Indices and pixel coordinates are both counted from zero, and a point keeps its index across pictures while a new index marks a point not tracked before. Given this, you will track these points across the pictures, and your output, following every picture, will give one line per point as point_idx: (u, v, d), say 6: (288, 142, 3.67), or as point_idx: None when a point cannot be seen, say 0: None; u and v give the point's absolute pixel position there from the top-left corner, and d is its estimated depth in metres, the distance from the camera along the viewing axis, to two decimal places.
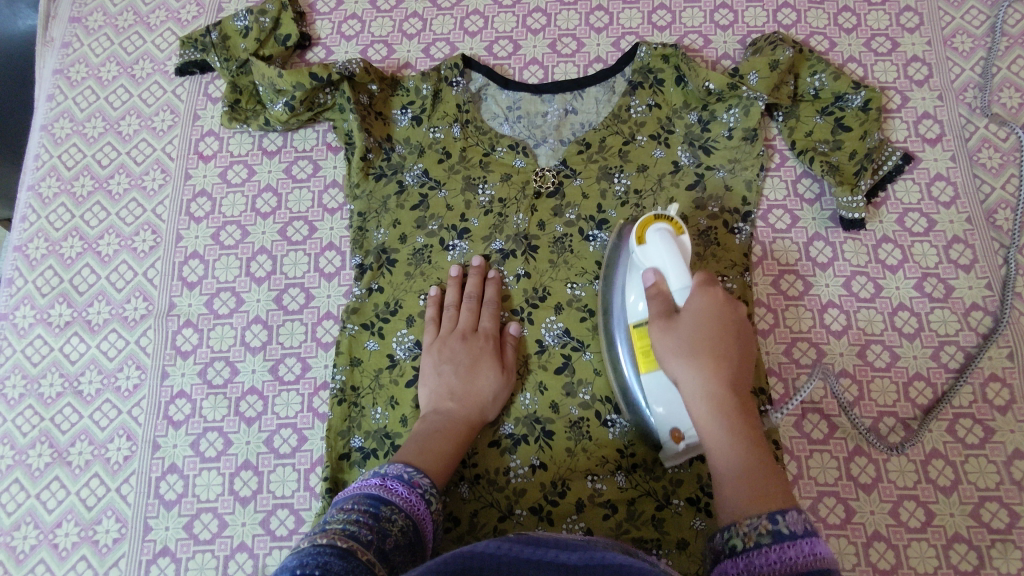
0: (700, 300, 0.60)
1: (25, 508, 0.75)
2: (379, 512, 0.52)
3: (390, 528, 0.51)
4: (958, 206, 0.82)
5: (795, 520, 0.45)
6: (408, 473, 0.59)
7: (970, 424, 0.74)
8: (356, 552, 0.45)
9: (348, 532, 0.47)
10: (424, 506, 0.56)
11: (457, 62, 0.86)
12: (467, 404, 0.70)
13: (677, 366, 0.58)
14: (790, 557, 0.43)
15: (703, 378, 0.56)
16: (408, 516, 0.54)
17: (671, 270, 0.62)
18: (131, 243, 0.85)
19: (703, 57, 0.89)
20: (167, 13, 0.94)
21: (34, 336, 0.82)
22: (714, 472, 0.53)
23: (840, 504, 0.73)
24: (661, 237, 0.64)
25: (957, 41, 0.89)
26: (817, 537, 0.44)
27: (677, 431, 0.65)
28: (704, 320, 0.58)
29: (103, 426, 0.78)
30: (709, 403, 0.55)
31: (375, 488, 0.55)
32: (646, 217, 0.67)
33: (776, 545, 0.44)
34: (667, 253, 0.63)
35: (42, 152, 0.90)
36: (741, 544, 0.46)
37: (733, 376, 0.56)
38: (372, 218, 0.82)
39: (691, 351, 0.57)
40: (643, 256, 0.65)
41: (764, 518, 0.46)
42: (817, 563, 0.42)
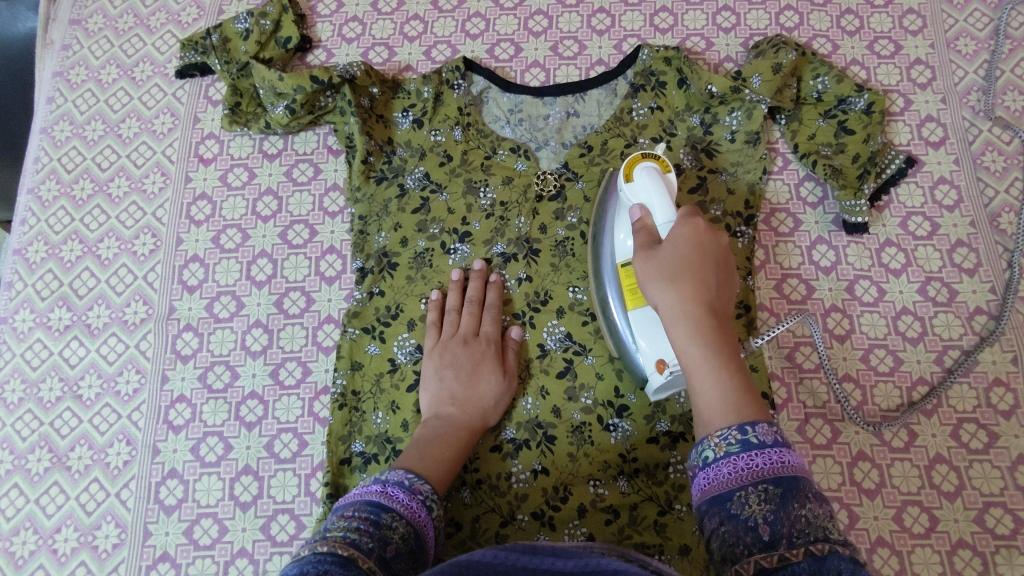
0: (682, 228, 0.58)
1: (24, 513, 0.75)
2: (380, 519, 0.51)
3: (391, 536, 0.50)
4: (962, 209, 0.81)
5: (764, 431, 0.45)
6: (409, 479, 0.58)
7: (974, 429, 0.74)
8: (356, 560, 0.45)
9: (348, 539, 0.47)
10: (425, 513, 0.56)
11: (459, 64, 0.85)
12: (468, 408, 0.70)
13: (657, 292, 0.54)
14: (757, 468, 0.43)
15: (681, 298, 0.53)
16: (409, 523, 0.53)
17: (657, 202, 0.62)
18: (131, 247, 0.84)
19: (705, 60, 0.89)
20: (167, 16, 0.94)
21: (34, 340, 0.81)
22: (692, 393, 0.50)
23: (844, 509, 0.72)
24: (648, 174, 0.64)
25: (961, 44, 0.88)
26: (786, 446, 0.44)
27: (662, 362, 0.63)
28: (685, 245, 0.56)
29: (102, 430, 0.77)
30: (688, 323, 0.51)
31: (376, 495, 0.54)
32: (633, 156, 0.67)
33: (744, 453, 0.44)
34: (653, 189, 0.63)
35: (42, 155, 0.89)
36: (713, 454, 0.46)
37: (713, 298, 0.53)
38: (373, 221, 0.82)
39: (670, 274, 0.54)
40: (631, 193, 0.66)
41: (734, 429, 0.46)
42: (782, 470, 0.43)
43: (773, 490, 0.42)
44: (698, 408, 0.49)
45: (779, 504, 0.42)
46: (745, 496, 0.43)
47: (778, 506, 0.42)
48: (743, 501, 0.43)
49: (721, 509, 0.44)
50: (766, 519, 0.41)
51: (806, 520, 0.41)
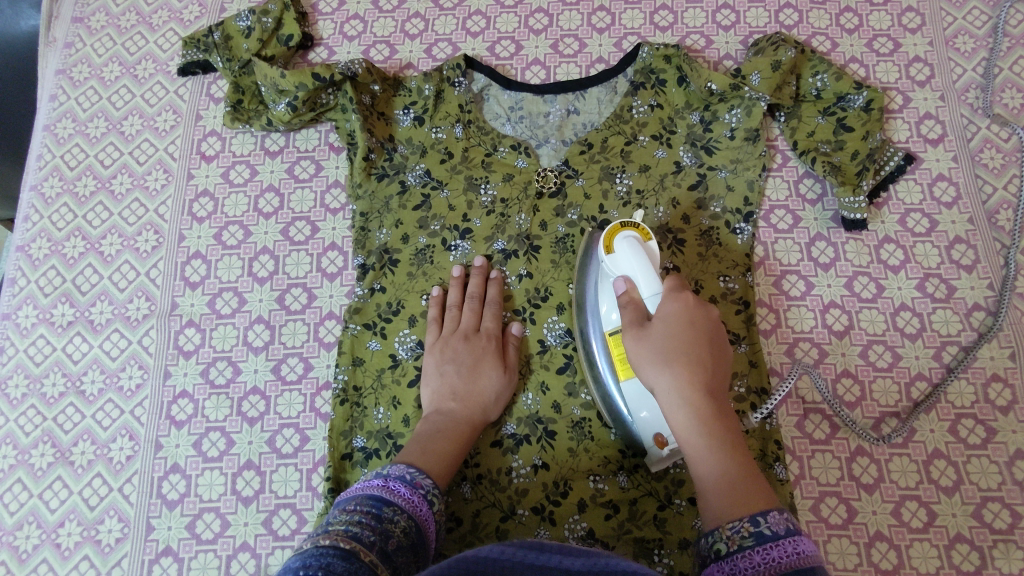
0: (671, 303, 0.59)
1: (28, 508, 0.75)
2: (381, 513, 0.52)
3: (392, 529, 0.51)
4: (960, 206, 0.82)
5: (775, 521, 0.46)
6: (410, 474, 0.59)
7: (972, 424, 0.74)
8: (358, 553, 0.45)
9: (350, 532, 0.47)
10: (426, 508, 0.56)
11: (459, 62, 0.86)
12: (469, 404, 0.70)
13: (653, 373, 0.56)
14: (774, 558, 0.43)
15: (680, 383, 0.54)
16: (410, 517, 0.54)
17: (641, 275, 0.62)
18: (133, 243, 0.85)
19: (705, 58, 0.89)
20: (169, 14, 0.94)
21: (37, 336, 0.82)
22: (697, 480, 0.52)
23: (842, 504, 0.73)
24: (629, 244, 0.63)
25: (959, 42, 0.89)
26: (799, 534, 0.45)
27: (660, 437, 0.64)
28: (678, 324, 0.57)
29: (105, 426, 0.78)
30: (688, 409, 0.53)
31: (378, 489, 0.55)
32: (612, 225, 0.67)
33: (759, 546, 0.45)
34: (636, 262, 0.62)
35: (45, 152, 0.90)
36: (725, 548, 0.46)
37: (710, 380, 0.55)
38: (374, 218, 0.82)
39: (665, 356, 0.55)
40: (613, 265, 0.65)
41: (746, 521, 0.47)
42: (800, 563, 0.43)
43: None
44: (703, 497, 0.51)
45: None
46: None
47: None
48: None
49: None
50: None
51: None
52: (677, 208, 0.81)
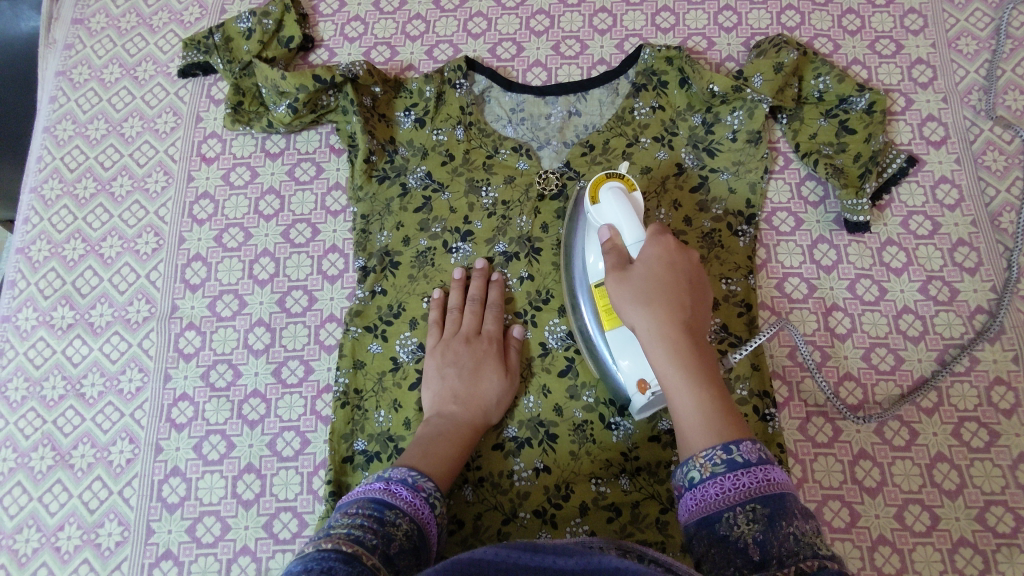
0: (654, 248, 0.59)
1: (28, 511, 0.75)
2: (383, 516, 0.52)
3: (394, 533, 0.50)
4: (963, 208, 0.82)
5: (748, 449, 0.46)
6: (412, 477, 0.58)
7: (975, 428, 0.74)
8: (360, 556, 0.45)
9: (352, 535, 0.47)
10: (428, 510, 0.56)
11: (461, 63, 0.86)
12: (471, 407, 0.70)
13: (633, 313, 0.56)
14: (743, 488, 0.45)
15: (658, 319, 0.54)
16: (412, 520, 0.53)
17: (624, 223, 0.62)
18: (133, 245, 0.84)
19: (706, 60, 0.89)
20: (170, 15, 0.94)
21: (37, 338, 0.81)
22: (673, 415, 0.51)
23: (845, 507, 0.72)
24: (614, 194, 0.64)
25: (962, 43, 0.88)
26: (770, 464, 0.46)
27: (643, 383, 0.63)
28: (658, 266, 0.57)
29: (105, 428, 0.77)
30: (665, 343, 0.53)
31: (379, 492, 0.55)
32: (598, 176, 0.67)
33: (730, 474, 0.46)
34: (621, 210, 0.63)
35: (45, 154, 0.89)
36: (698, 476, 0.47)
37: (689, 318, 0.55)
38: (376, 219, 0.82)
39: (645, 295, 0.55)
40: (597, 215, 0.65)
41: (718, 449, 0.47)
42: (769, 488, 0.44)
43: (761, 509, 0.44)
44: (680, 429, 0.51)
45: (767, 522, 0.43)
46: (733, 516, 0.44)
47: (767, 526, 0.43)
48: (731, 521, 0.44)
49: (710, 531, 0.45)
50: (755, 539, 0.43)
51: (793, 536, 0.42)
52: (679, 210, 0.81)
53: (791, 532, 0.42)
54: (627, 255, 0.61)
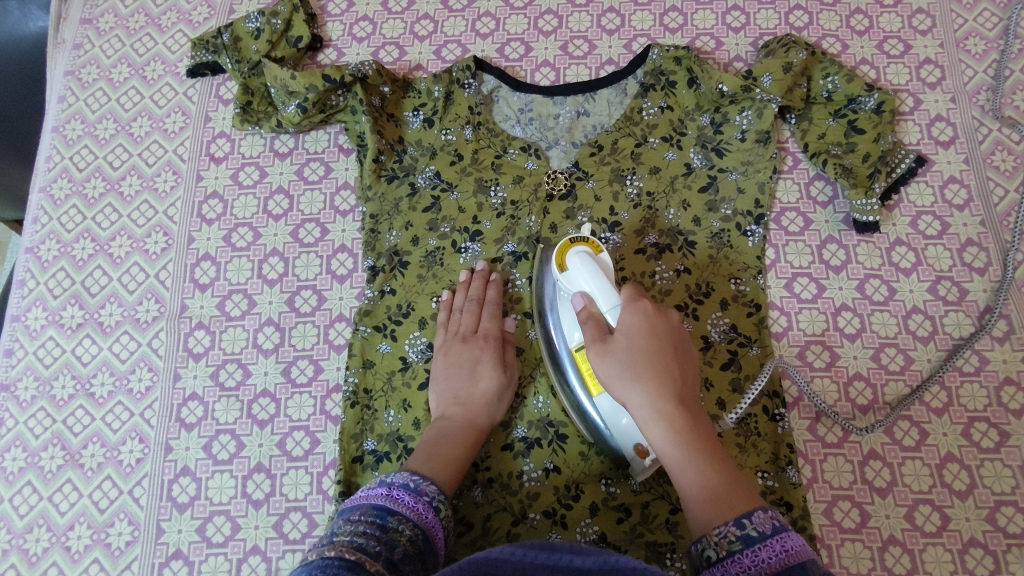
0: (630, 312, 0.60)
1: (38, 510, 0.75)
2: (386, 523, 0.52)
3: (397, 539, 0.51)
4: (972, 208, 0.82)
5: (761, 522, 0.47)
6: (415, 481, 0.58)
7: (985, 428, 0.74)
8: (364, 564, 0.45)
9: (356, 543, 0.47)
10: (432, 514, 0.56)
11: (469, 63, 0.86)
12: (475, 406, 0.70)
13: (623, 388, 0.56)
14: (766, 560, 0.45)
15: (649, 395, 0.54)
16: (416, 526, 0.54)
17: (599, 290, 0.62)
18: (143, 245, 0.85)
19: (715, 60, 0.89)
20: (178, 15, 0.94)
21: (46, 338, 0.82)
22: (681, 492, 0.52)
23: (855, 508, 0.72)
24: (582, 259, 0.64)
25: (970, 43, 0.88)
26: (785, 531, 0.46)
27: (641, 447, 0.63)
28: (639, 333, 0.58)
29: (115, 428, 0.78)
30: (661, 421, 0.53)
31: (382, 498, 0.55)
32: (563, 242, 0.67)
33: (749, 550, 0.46)
34: (591, 276, 0.63)
35: (54, 153, 0.90)
36: (715, 554, 0.47)
37: (677, 385, 0.55)
38: (384, 220, 0.82)
39: (631, 369, 0.56)
40: (568, 282, 0.65)
41: (731, 525, 0.47)
42: (790, 559, 0.44)
43: None
44: (688, 508, 0.51)
45: None
46: None
47: None
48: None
49: None
50: None
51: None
52: (688, 210, 0.81)
53: None
54: (603, 320, 0.61)
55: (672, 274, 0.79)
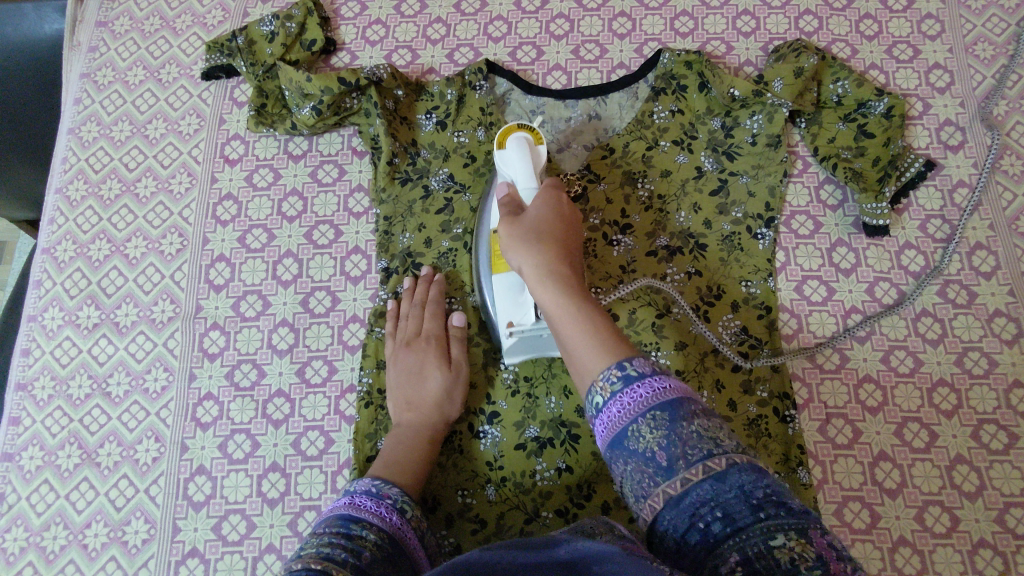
0: (540, 198, 0.64)
1: (55, 508, 0.76)
2: (350, 531, 0.51)
3: (364, 544, 0.49)
4: (981, 212, 0.82)
5: (641, 364, 0.46)
6: (376, 486, 0.58)
7: (995, 430, 0.74)
8: (332, 572, 0.44)
9: (322, 552, 0.45)
10: (397, 514, 0.56)
11: (481, 66, 0.86)
12: (427, 407, 0.71)
13: (522, 254, 0.58)
14: (641, 398, 0.44)
15: (544, 256, 0.57)
16: (381, 531, 0.53)
17: (523, 173, 0.68)
18: (158, 246, 0.85)
19: (725, 64, 0.90)
20: (193, 18, 0.95)
21: (63, 337, 0.82)
22: (565, 344, 0.51)
23: (865, 509, 0.73)
24: (518, 143, 0.70)
25: (979, 49, 0.89)
26: (664, 372, 0.46)
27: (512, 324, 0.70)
28: (543, 213, 0.62)
29: (131, 427, 0.78)
30: (548, 279, 0.55)
31: (345, 507, 0.54)
32: (510, 125, 0.72)
33: (628, 388, 0.45)
34: (520, 161, 0.69)
35: (70, 154, 0.90)
36: (600, 399, 0.46)
37: (569, 256, 0.58)
38: (398, 221, 0.82)
39: (533, 238, 0.58)
40: (502, 162, 0.71)
41: (613, 368, 0.47)
42: (666, 395, 0.44)
43: (662, 416, 0.43)
44: (573, 358, 0.50)
45: (671, 425, 0.43)
46: (638, 428, 0.44)
47: (672, 430, 0.43)
48: (639, 435, 0.44)
49: (623, 451, 0.45)
50: (664, 450, 0.43)
51: (698, 434, 0.42)
52: (699, 212, 0.82)
53: (698, 432, 0.42)
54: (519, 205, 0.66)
55: (684, 275, 0.80)
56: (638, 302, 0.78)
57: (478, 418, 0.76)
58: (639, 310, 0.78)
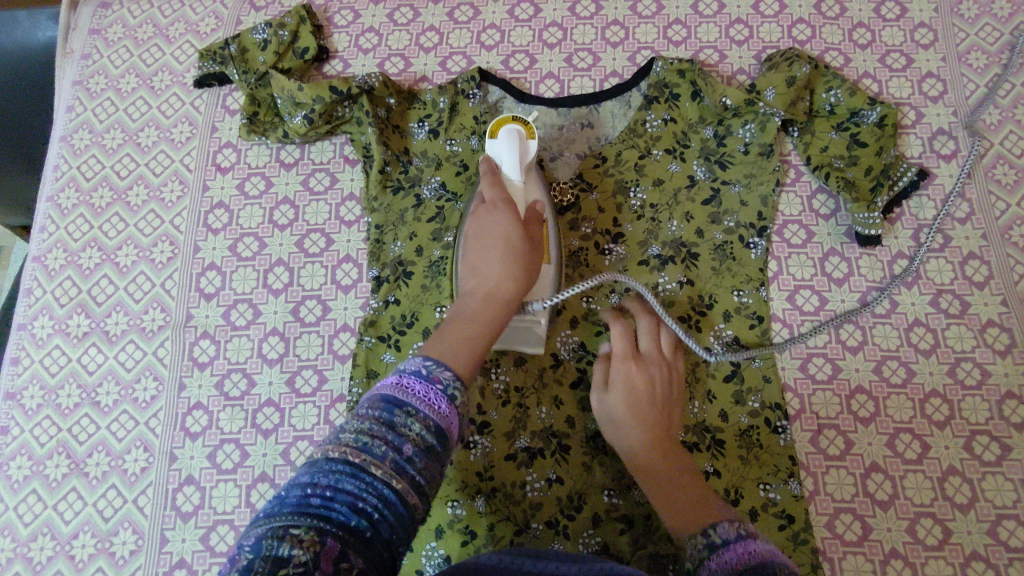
0: (492, 187, 0.70)
1: (43, 518, 0.75)
2: (393, 418, 0.48)
3: (404, 436, 0.47)
4: (973, 222, 0.82)
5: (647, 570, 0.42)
6: (427, 367, 0.53)
7: (987, 441, 0.74)
8: (369, 467, 0.45)
9: (360, 442, 0.46)
10: (446, 402, 0.51)
11: (474, 74, 0.86)
12: (483, 302, 0.63)
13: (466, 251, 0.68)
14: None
15: (472, 258, 0.67)
16: (427, 419, 0.49)
17: (507, 161, 0.71)
18: (149, 254, 0.85)
19: (718, 72, 0.90)
20: (186, 26, 0.95)
21: (53, 346, 0.82)
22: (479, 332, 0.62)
23: (857, 521, 0.73)
24: (511, 135, 0.71)
25: (972, 58, 0.89)
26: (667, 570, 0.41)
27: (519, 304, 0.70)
28: (487, 209, 0.69)
29: (120, 436, 0.78)
30: (471, 278, 0.65)
31: (389, 389, 0.50)
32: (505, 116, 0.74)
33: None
34: (510, 151, 0.71)
35: (62, 162, 0.90)
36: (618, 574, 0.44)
37: (494, 252, 0.65)
38: (389, 230, 0.82)
39: (471, 238, 0.68)
40: (493, 148, 0.73)
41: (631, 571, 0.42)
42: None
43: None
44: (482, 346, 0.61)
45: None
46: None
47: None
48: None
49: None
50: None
51: None
52: (691, 221, 0.82)
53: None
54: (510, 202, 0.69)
55: (676, 285, 0.80)
56: None
57: (468, 428, 0.75)
58: None
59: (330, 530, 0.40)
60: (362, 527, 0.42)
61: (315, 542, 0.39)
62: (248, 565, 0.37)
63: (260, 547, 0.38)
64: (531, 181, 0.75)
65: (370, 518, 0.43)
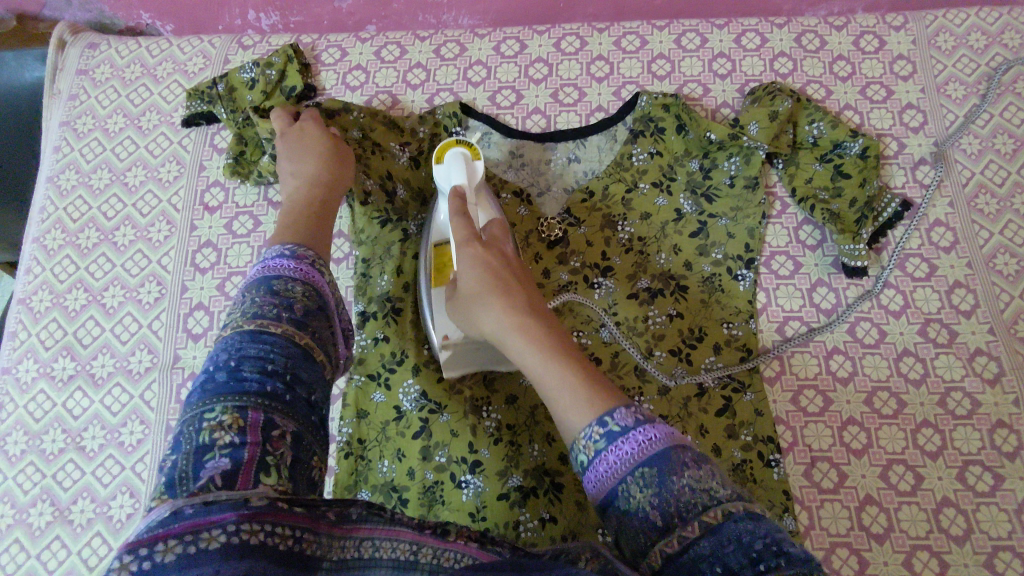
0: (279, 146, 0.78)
1: (25, 569, 0.74)
2: (272, 289, 0.50)
3: (289, 300, 0.50)
4: (958, 250, 0.83)
5: None
6: (289, 250, 0.55)
7: (980, 471, 0.74)
8: (265, 329, 0.47)
9: (250, 313, 0.48)
10: (318, 274, 0.54)
11: (456, 110, 0.88)
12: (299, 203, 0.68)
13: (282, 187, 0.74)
14: (627, 454, 0.47)
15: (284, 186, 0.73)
16: (304, 287, 0.52)
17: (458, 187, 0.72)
18: (136, 295, 0.84)
19: (702, 106, 0.91)
20: (174, 66, 0.95)
21: (37, 391, 0.81)
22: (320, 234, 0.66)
23: (853, 555, 0.72)
24: (458, 164, 0.73)
25: (950, 88, 0.91)
26: None
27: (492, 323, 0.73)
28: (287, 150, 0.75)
29: (105, 482, 0.77)
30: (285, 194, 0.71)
31: (258, 273, 0.52)
32: (448, 141, 0.75)
33: None
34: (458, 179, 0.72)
35: (48, 204, 0.90)
36: None
37: (301, 172, 0.72)
38: (376, 262, 0.82)
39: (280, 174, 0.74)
40: (440, 175, 0.74)
41: None
42: None
43: None
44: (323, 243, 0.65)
45: None
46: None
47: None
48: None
49: None
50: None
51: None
52: (679, 254, 0.82)
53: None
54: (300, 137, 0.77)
55: (665, 318, 0.80)
56: (621, 346, 0.79)
57: (459, 467, 0.74)
58: (622, 354, 0.79)
59: (248, 404, 0.43)
60: (278, 389, 0.45)
61: (236, 420, 0.42)
62: (176, 461, 0.40)
63: (182, 446, 0.41)
64: (481, 204, 0.75)
65: (284, 381, 0.46)
